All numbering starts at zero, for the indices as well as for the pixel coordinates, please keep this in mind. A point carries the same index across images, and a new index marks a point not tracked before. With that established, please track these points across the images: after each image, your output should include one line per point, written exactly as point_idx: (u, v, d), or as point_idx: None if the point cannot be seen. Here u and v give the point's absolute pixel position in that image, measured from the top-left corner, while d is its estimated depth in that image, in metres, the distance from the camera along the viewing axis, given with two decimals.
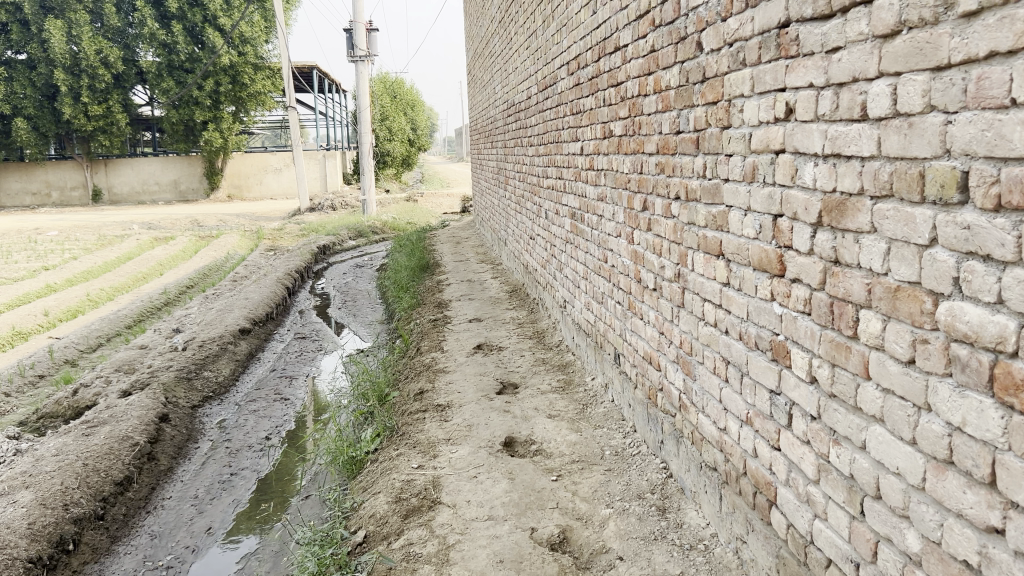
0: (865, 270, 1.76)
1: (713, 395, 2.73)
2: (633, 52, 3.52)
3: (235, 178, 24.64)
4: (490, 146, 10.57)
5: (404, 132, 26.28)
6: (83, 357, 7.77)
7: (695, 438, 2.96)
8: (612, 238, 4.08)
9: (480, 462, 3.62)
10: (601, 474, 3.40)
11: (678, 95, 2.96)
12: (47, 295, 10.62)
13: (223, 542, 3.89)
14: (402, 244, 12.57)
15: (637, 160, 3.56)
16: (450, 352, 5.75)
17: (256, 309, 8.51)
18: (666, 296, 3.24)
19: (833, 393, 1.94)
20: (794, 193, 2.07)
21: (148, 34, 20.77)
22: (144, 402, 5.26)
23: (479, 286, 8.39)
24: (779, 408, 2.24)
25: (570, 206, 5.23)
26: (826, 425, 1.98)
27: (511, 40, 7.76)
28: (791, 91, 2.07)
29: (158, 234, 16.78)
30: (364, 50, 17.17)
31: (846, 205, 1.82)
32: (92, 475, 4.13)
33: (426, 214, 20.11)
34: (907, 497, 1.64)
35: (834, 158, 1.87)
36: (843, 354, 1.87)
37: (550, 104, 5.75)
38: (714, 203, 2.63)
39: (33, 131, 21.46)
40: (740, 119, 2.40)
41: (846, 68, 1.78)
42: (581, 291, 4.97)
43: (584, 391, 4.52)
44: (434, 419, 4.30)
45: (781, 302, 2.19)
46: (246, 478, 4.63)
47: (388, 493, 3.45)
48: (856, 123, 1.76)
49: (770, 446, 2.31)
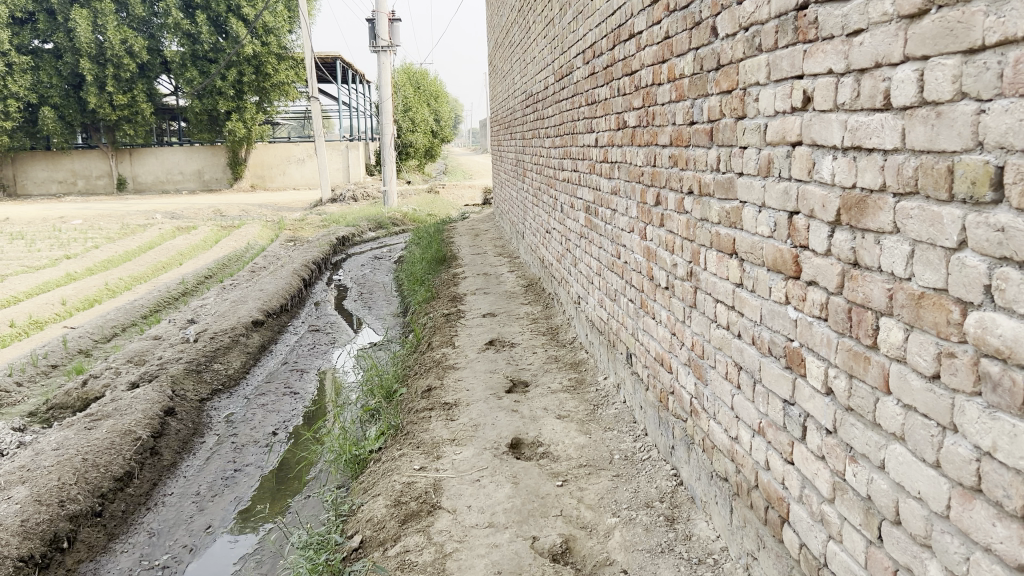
0: (886, 274, 1.61)
1: (725, 402, 2.59)
2: (647, 39, 3.37)
3: (259, 169, 24.75)
4: (509, 137, 10.42)
5: (427, 123, 26.18)
6: (97, 347, 7.75)
7: (706, 445, 2.82)
8: (625, 233, 3.93)
9: (484, 465, 3.50)
10: (609, 480, 3.26)
11: (692, 84, 2.80)
12: (66, 284, 10.63)
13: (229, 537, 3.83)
14: (421, 235, 12.47)
15: (651, 152, 3.41)
16: (461, 348, 5.63)
17: (270, 300, 8.45)
18: (678, 295, 3.09)
19: (850, 406, 1.79)
20: (811, 189, 1.92)
21: (172, 24, 20.84)
22: (150, 394, 5.19)
23: (496, 280, 8.26)
24: (793, 419, 2.09)
25: (584, 199, 5.09)
26: (842, 440, 1.83)
27: (530, 30, 7.61)
28: (808, 78, 1.91)
29: (180, 223, 16.81)
30: (387, 41, 17.00)
31: (866, 203, 1.67)
32: (91, 470, 4.06)
33: (446, 205, 20.00)
34: (930, 525, 1.49)
35: (855, 151, 1.71)
36: (862, 365, 1.72)
37: (566, 93, 5.59)
38: (728, 199, 2.48)
39: (59, 120, 21.60)
40: (756, 109, 2.24)
41: (869, 52, 1.63)
42: (594, 287, 4.82)
43: (596, 391, 4.38)
44: (441, 418, 4.18)
45: (796, 306, 2.03)
46: (250, 474, 4.54)
47: (387, 495, 3.34)
48: (878, 113, 1.60)
49: (783, 460, 2.16)
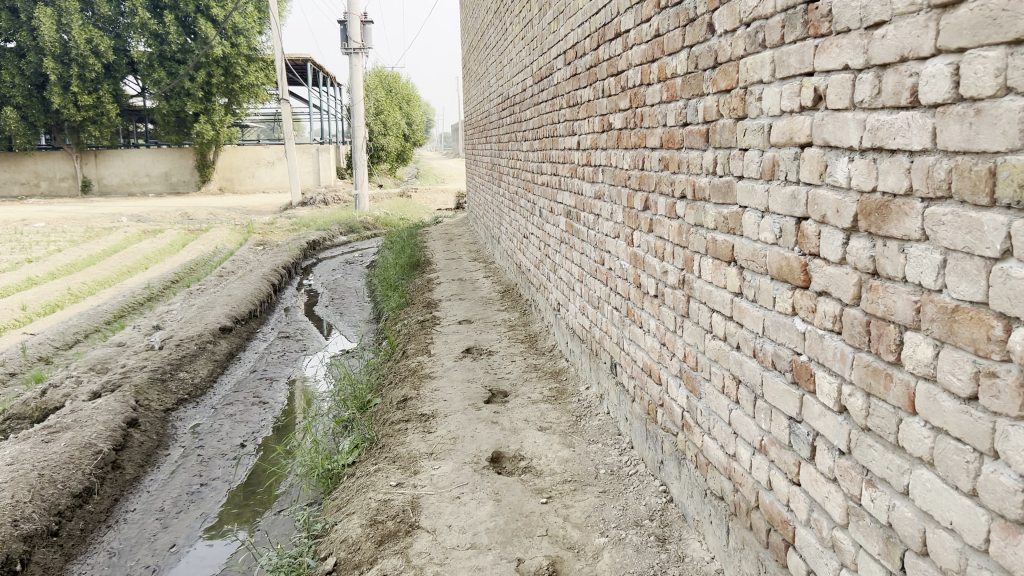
0: (912, 285, 1.48)
1: (721, 417, 2.46)
2: (635, 38, 3.24)
3: (227, 171, 24.35)
4: (484, 141, 10.29)
5: (399, 127, 25.98)
6: (58, 354, 7.47)
7: (699, 462, 2.69)
8: (610, 239, 3.81)
9: (464, 480, 3.34)
10: (595, 496, 3.12)
11: (685, 83, 2.68)
12: (27, 289, 10.29)
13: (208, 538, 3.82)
14: (393, 240, 12.26)
15: (638, 156, 3.28)
16: (437, 356, 5.48)
17: (239, 306, 8.22)
18: (668, 304, 2.96)
19: (867, 426, 1.66)
20: (822, 194, 1.80)
21: (139, 23, 20.47)
22: (112, 405, 4.96)
23: (471, 285, 8.11)
24: (799, 438, 1.97)
25: (565, 204, 4.96)
26: (858, 462, 1.71)
27: (507, 32, 7.47)
28: (820, 75, 1.79)
29: (147, 227, 16.43)
30: (359, 43, 16.78)
31: (889, 208, 1.54)
32: (47, 487, 3.84)
33: (419, 208, 19.82)
34: (965, 560, 1.37)
35: (875, 152, 1.59)
36: (881, 382, 1.60)
37: (546, 96, 5.46)
38: (725, 204, 2.36)
39: (22, 120, 21.07)
40: (758, 109, 2.12)
41: (892, 46, 1.51)
42: (575, 294, 4.70)
43: (577, 402, 4.25)
44: (417, 431, 4.02)
45: (804, 317, 1.91)
46: (217, 489, 4.35)
47: (363, 514, 3.18)
48: (903, 111, 1.49)
49: (788, 480, 2.04)
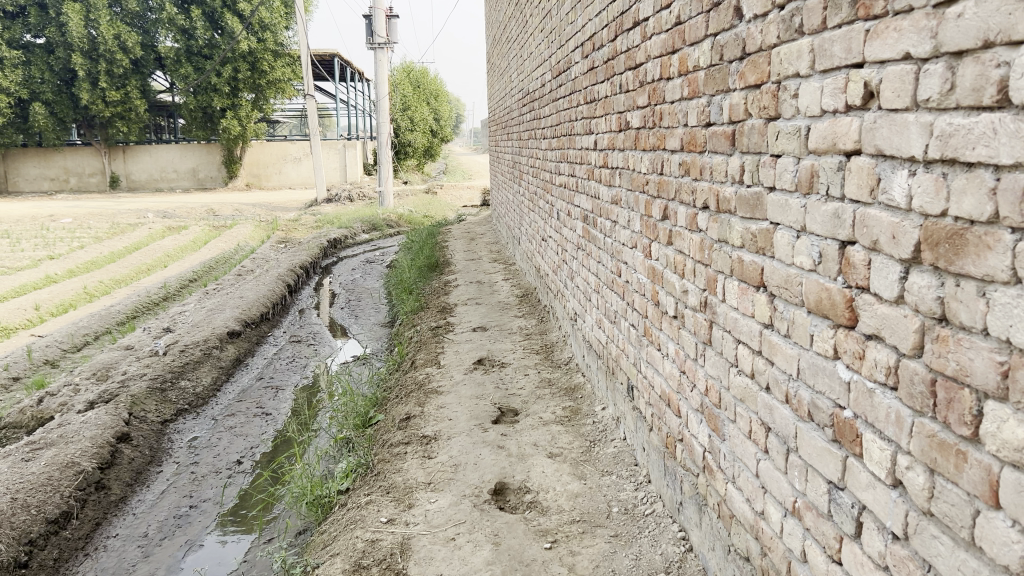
0: (996, 340, 1.14)
1: (748, 466, 2.11)
2: (654, 26, 2.89)
3: (254, 167, 24.24)
4: (506, 137, 9.95)
5: (426, 122, 25.68)
6: (65, 357, 7.26)
7: (722, 512, 2.35)
8: (627, 249, 3.46)
9: (462, 518, 3.02)
10: (606, 542, 2.78)
11: (708, 77, 2.33)
12: (43, 287, 10.12)
13: (199, 566, 3.57)
14: (414, 240, 11.94)
15: (657, 158, 2.93)
16: (447, 368, 5.15)
17: (250, 309, 7.96)
18: (688, 328, 2.61)
19: (931, 511, 1.31)
20: (873, 215, 1.45)
21: (166, 18, 20.40)
22: (102, 418, 4.70)
23: (489, 289, 7.78)
24: (841, 509, 1.62)
25: (582, 208, 4.62)
26: (917, 553, 1.36)
27: (529, 24, 7.11)
28: (872, 67, 1.44)
29: (171, 223, 16.27)
30: (384, 37, 16.49)
31: (963, 238, 1.20)
32: (19, 512, 3.58)
33: (444, 206, 19.51)
34: None
35: (945, 166, 1.24)
36: (951, 460, 1.25)
37: (564, 90, 5.11)
38: (754, 219, 2.01)
39: (51, 116, 21.08)
40: (794, 108, 1.77)
41: (972, 28, 1.16)
42: (591, 306, 4.36)
43: (592, 424, 3.90)
44: (416, 456, 3.71)
45: (849, 364, 1.56)
46: (205, 512, 4.07)
47: (347, 556, 2.88)
48: (986, 113, 1.14)
49: (827, 556, 1.69)
